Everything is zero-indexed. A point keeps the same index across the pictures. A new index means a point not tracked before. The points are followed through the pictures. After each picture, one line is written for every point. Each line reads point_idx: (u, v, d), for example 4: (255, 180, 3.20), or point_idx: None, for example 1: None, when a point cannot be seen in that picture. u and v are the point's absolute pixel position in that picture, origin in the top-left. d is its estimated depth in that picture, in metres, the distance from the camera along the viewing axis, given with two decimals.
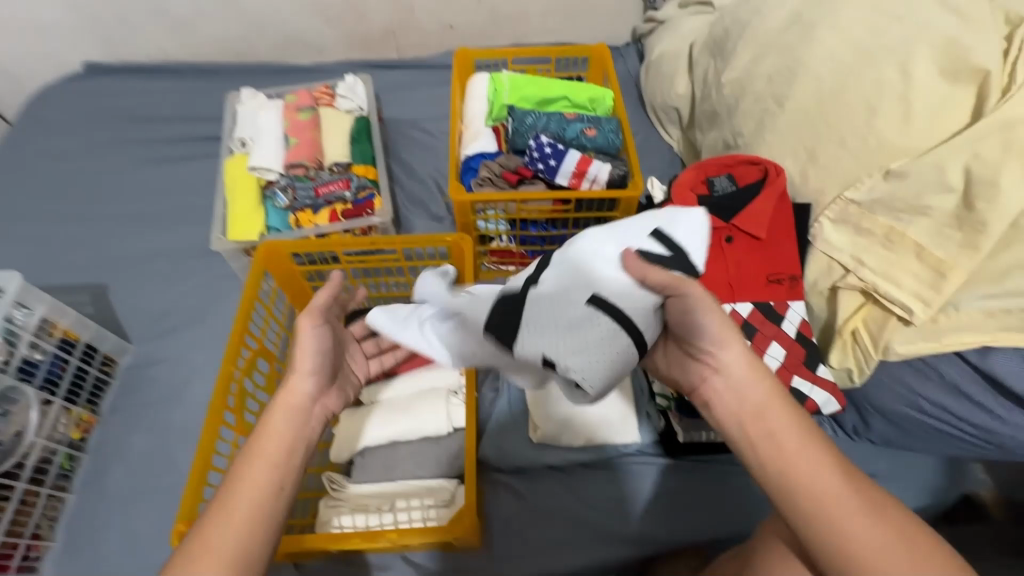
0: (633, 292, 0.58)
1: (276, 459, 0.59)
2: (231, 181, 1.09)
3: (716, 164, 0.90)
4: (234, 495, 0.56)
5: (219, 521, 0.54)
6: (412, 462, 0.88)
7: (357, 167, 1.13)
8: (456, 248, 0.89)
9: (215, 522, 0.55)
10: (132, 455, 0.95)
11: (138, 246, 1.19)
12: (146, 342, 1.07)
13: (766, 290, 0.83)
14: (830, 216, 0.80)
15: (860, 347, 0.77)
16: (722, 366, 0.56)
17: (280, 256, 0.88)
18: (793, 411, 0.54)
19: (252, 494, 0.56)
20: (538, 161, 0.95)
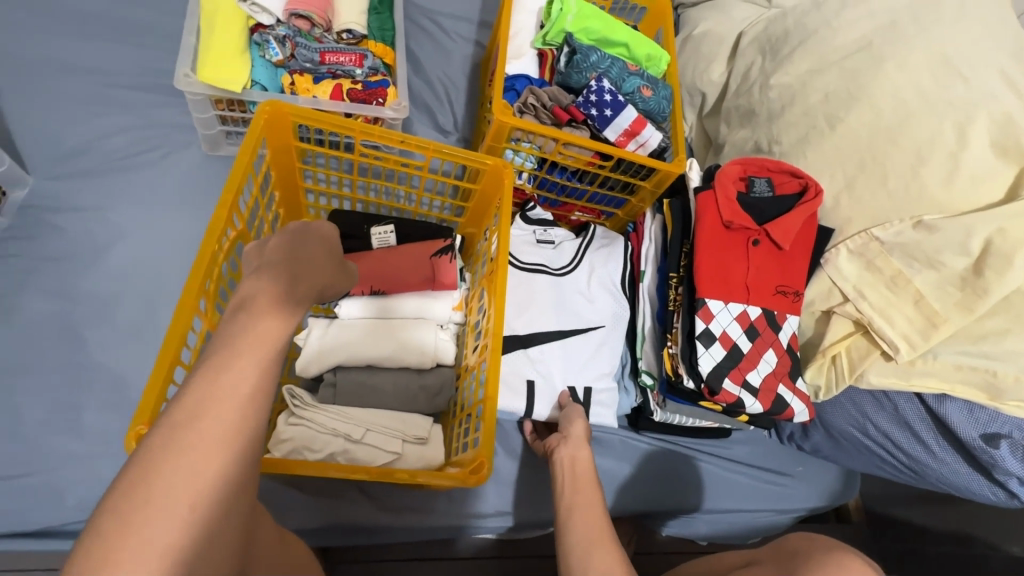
0: (567, 361, 0.89)
1: (269, 371, 0.43)
2: (210, 9, 0.86)
3: (759, 165, 0.90)
4: (212, 406, 0.39)
5: (182, 445, 0.37)
6: (385, 392, 0.80)
7: (374, 44, 0.95)
8: (493, 173, 0.79)
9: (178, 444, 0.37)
10: (24, 317, 0.75)
11: (48, 48, 0.90)
12: (52, 179, 0.83)
13: (773, 299, 0.86)
14: (849, 247, 0.85)
15: (836, 369, 0.85)
16: (568, 436, 0.78)
17: (284, 123, 0.71)
18: (594, 503, 0.67)
19: (237, 417, 0.39)
20: (592, 106, 0.88)
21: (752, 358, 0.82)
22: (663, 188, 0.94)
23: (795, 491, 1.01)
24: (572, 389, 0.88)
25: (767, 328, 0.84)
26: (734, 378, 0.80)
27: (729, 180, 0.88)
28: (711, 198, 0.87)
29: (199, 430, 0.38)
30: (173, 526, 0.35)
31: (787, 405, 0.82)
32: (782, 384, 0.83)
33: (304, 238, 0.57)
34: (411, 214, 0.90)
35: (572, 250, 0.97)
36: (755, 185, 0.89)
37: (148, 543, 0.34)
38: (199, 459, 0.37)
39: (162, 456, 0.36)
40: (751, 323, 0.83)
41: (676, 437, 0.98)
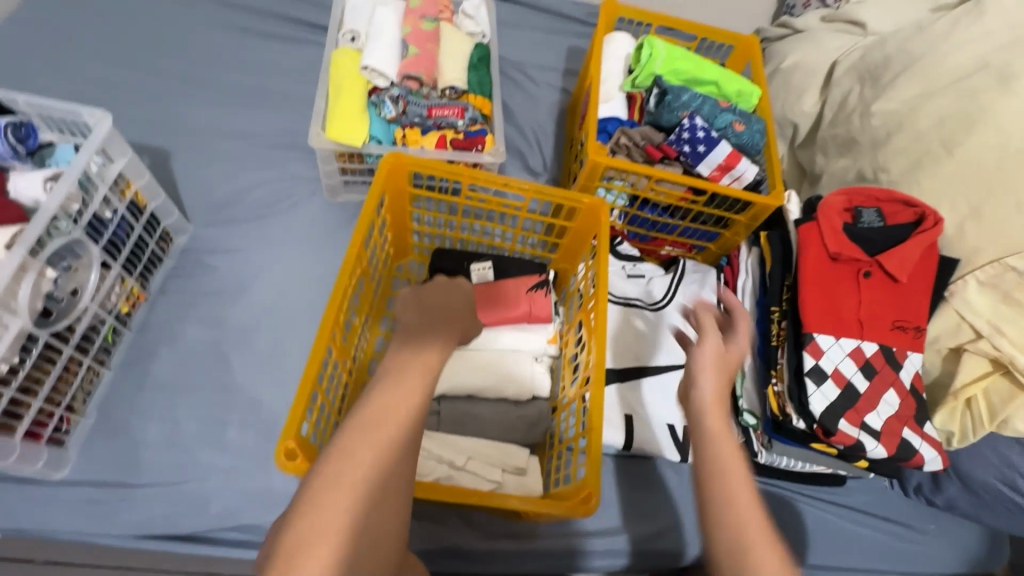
0: (660, 398, 0.89)
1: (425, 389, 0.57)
2: (336, 77, 0.99)
3: (865, 195, 0.86)
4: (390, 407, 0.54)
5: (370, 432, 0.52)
6: (485, 420, 0.84)
7: (473, 97, 1.04)
8: (589, 212, 0.82)
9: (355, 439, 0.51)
10: (181, 345, 0.86)
11: (206, 117, 1.07)
12: (207, 227, 0.97)
13: (891, 335, 0.80)
14: (979, 277, 0.78)
15: (972, 415, 0.77)
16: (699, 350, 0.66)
17: (402, 172, 0.79)
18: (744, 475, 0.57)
19: (406, 417, 0.54)
20: (684, 142, 0.89)
21: (870, 399, 0.76)
22: (759, 221, 0.93)
23: (925, 550, 0.90)
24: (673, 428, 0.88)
25: (886, 366, 0.79)
26: (851, 420, 0.75)
27: (833, 211, 0.85)
28: (815, 230, 0.84)
29: (384, 424, 0.53)
30: (353, 495, 0.48)
31: (916, 451, 0.75)
32: (907, 428, 0.76)
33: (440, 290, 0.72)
34: (506, 251, 0.95)
35: (665, 287, 0.98)
36: (863, 215, 0.85)
37: (336, 506, 0.48)
38: (371, 451, 0.51)
39: (356, 436, 0.51)
40: (867, 360, 0.77)
41: (782, 483, 0.92)
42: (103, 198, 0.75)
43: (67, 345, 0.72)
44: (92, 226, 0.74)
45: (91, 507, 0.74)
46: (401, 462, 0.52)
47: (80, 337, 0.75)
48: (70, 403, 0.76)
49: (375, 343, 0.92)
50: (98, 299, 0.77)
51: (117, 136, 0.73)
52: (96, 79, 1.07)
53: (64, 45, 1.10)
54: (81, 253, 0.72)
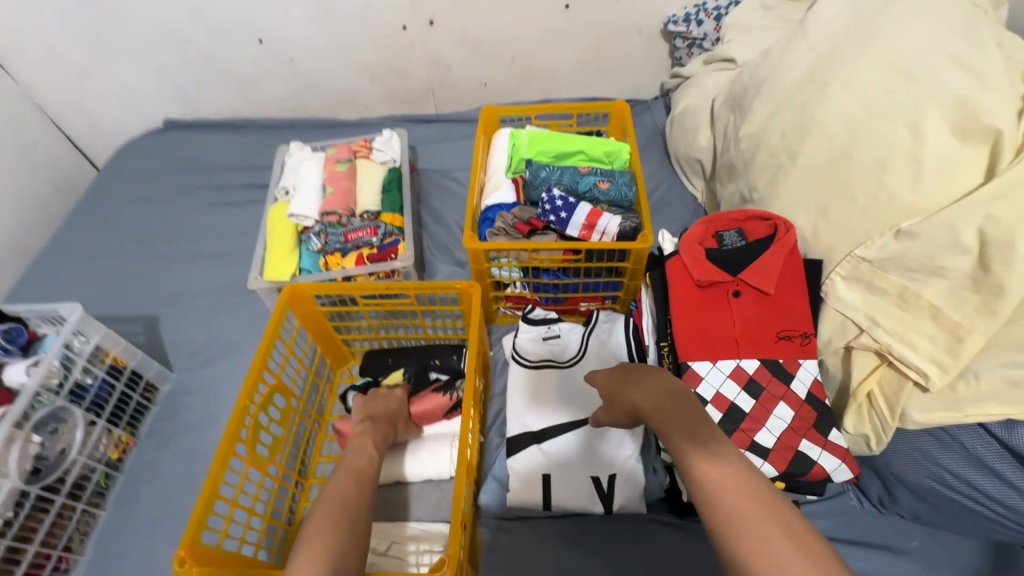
0: (577, 454, 0.90)
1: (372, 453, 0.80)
2: (272, 227, 1.19)
3: (726, 219, 0.90)
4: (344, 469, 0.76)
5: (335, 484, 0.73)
6: (412, 502, 0.90)
7: (386, 215, 1.20)
8: (465, 294, 0.92)
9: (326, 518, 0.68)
10: (162, 477, 1.01)
11: (188, 281, 1.30)
12: (186, 371, 1.15)
13: (776, 348, 0.80)
14: (841, 274, 0.78)
15: (876, 413, 0.73)
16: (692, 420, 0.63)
17: (303, 297, 0.94)
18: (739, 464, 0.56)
19: (359, 469, 0.76)
20: (549, 213, 0.98)
21: (758, 416, 0.77)
22: (642, 263, 0.98)
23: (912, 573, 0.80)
24: (597, 479, 0.88)
25: (773, 380, 0.78)
26: (740, 441, 0.76)
27: (694, 241, 0.89)
28: (680, 264, 0.88)
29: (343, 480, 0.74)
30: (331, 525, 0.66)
31: (815, 463, 0.74)
32: (804, 440, 0.75)
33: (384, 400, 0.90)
34: (422, 341, 1.06)
35: (577, 342, 1.02)
36: (726, 238, 0.89)
37: (323, 531, 0.65)
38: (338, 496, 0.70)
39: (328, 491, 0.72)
40: (748, 378, 0.78)
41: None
42: (84, 368, 0.95)
43: (59, 494, 0.89)
44: (75, 393, 0.93)
45: None
46: (358, 526, 0.68)
47: (72, 486, 0.92)
48: (68, 544, 0.91)
49: (323, 446, 1.00)
50: (86, 451, 0.94)
51: (88, 319, 0.94)
52: (109, 270, 1.36)
53: (89, 251, 1.41)
54: (66, 417, 0.90)
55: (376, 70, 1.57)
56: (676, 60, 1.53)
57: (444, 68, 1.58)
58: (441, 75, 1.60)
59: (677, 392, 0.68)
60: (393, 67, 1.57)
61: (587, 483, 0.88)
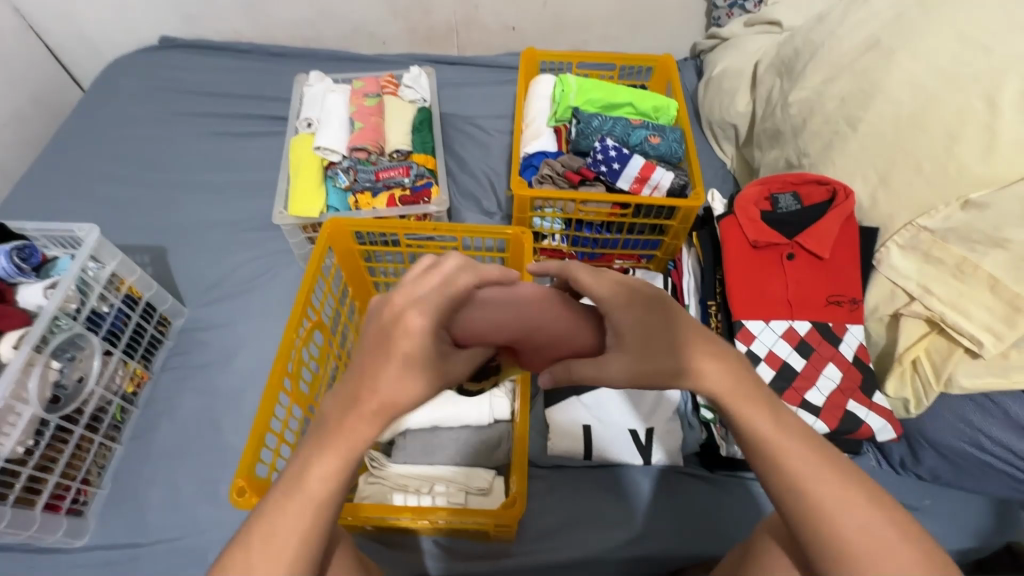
0: (617, 409, 0.91)
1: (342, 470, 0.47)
2: (296, 160, 1.13)
3: (781, 181, 0.91)
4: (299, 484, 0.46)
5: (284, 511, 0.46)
6: (450, 447, 0.89)
7: (417, 156, 1.15)
8: (515, 241, 0.90)
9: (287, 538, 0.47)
10: (180, 413, 0.97)
11: (195, 213, 1.22)
12: (199, 307, 1.10)
13: (825, 312, 0.82)
14: (898, 242, 0.79)
15: (920, 377, 0.76)
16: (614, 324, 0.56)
17: (343, 232, 0.89)
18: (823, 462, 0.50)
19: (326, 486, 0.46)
20: (601, 163, 0.96)
21: (809, 376, 0.79)
22: (689, 223, 0.97)
23: (928, 528, 0.85)
24: (635, 432, 0.90)
25: (822, 342, 0.80)
26: (791, 399, 0.78)
27: (750, 202, 0.89)
28: (735, 224, 0.88)
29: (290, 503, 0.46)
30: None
31: (863, 422, 0.77)
32: (851, 400, 0.78)
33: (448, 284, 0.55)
34: None
35: None
36: (781, 201, 0.90)
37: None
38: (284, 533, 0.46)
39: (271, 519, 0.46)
40: (801, 339, 0.80)
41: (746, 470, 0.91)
42: (100, 296, 0.89)
43: (77, 425, 0.85)
44: (91, 320, 0.87)
45: (106, 568, 0.84)
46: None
47: (89, 417, 0.88)
48: (86, 476, 0.87)
49: None
50: (103, 383, 0.89)
51: (105, 243, 0.88)
52: (105, 196, 1.26)
53: (80, 174, 1.30)
54: (84, 345, 0.85)
55: (398, 2, 1.47)
56: (713, 21, 1.49)
57: (472, 7, 1.49)
58: (467, 14, 1.51)
59: (652, 304, 0.56)
60: (417, 1, 1.47)
61: (626, 437, 0.90)
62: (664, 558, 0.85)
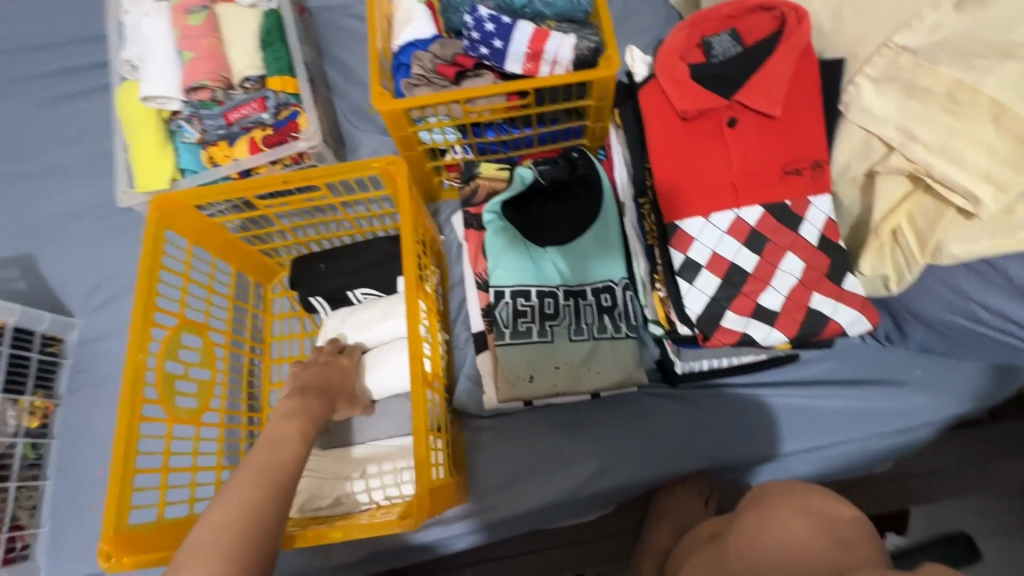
0: (574, 345, 0.78)
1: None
2: (127, 117, 0.91)
3: (716, 17, 0.67)
4: None
5: None
6: (381, 419, 0.80)
7: (272, 80, 0.91)
8: (387, 175, 0.71)
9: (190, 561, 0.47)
10: (100, 435, 0.90)
11: (50, 206, 1.03)
12: (90, 316, 0.97)
13: (781, 187, 0.64)
14: (870, 74, 0.59)
15: (901, 249, 0.60)
16: None
17: (180, 210, 0.72)
18: None
19: None
20: (479, 45, 0.73)
21: (762, 275, 0.64)
22: (609, 98, 0.76)
23: (913, 399, 0.77)
24: (596, 367, 0.77)
25: (778, 229, 0.64)
26: (742, 308, 0.63)
27: (674, 56, 0.67)
28: (659, 91, 0.67)
29: None
30: None
31: (829, 319, 0.63)
32: (817, 294, 0.63)
33: (352, 358, 0.78)
34: (362, 235, 0.90)
35: (550, 203, 0.85)
36: (715, 45, 0.67)
37: None
38: None
39: None
40: (749, 231, 0.63)
41: (751, 377, 0.80)
42: None
43: None
44: None
45: None
46: None
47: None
48: (15, 523, 0.82)
49: (270, 373, 0.90)
50: None
51: None
52: None
53: None
54: None
55: None
56: None
57: None
58: None
59: None
60: None
61: (585, 378, 0.77)
62: (630, 485, 0.79)
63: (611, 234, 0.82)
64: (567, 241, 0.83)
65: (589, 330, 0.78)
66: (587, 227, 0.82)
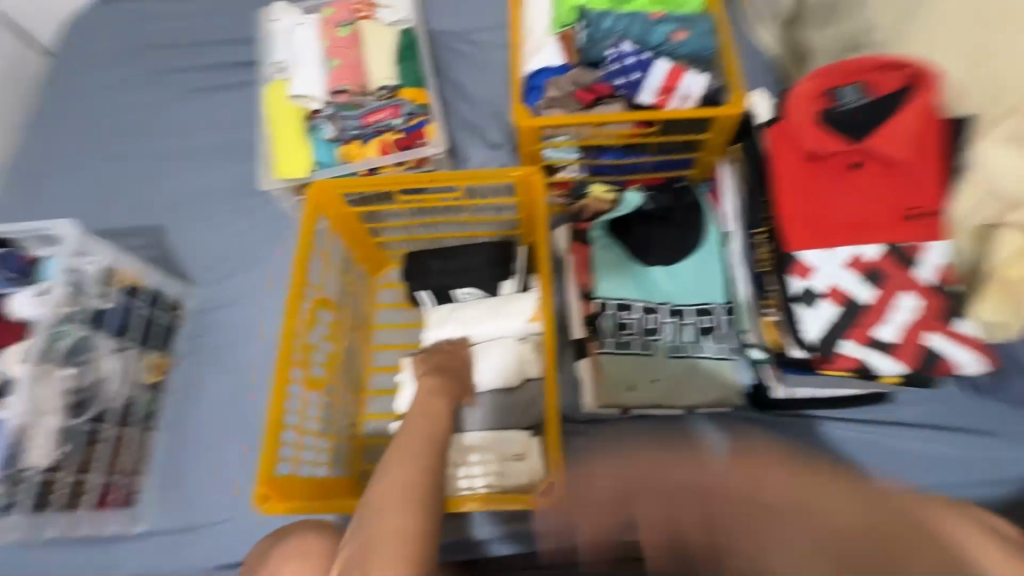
0: (672, 360, 0.82)
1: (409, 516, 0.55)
2: (273, 113, 1.01)
3: (847, 70, 0.72)
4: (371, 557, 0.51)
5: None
6: (481, 411, 0.85)
7: (406, 90, 1.00)
8: (524, 183, 0.78)
9: (385, 507, 0.55)
10: (207, 397, 0.96)
11: (183, 185, 1.13)
12: (208, 287, 1.05)
13: (899, 229, 0.69)
14: (1000, 132, 0.63)
15: (1018, 298, 0.62)
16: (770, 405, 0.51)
17: (331, 196, 0.80)
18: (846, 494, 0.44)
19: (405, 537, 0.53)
20: (617, 76, 0.81)
21: (880, 310, 0.69)
22: (728, 135, 0.82)
23: (1006, 451, 0.78)
24: (696, 384, 0.81)
25: (897, 269, 0.69)
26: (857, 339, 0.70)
27: (805, 100, 0.72)
28: (785, 130, 0.73)
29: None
30: None
31: (944, 357, 0.67)
32: (932, 332, 0.68)
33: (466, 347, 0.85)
34: (474, 238, 0.97)
35: (655, 222, 0.89)
36: (843, 96, 0.73)
37: None
38: None
39: None
40: (870, 269, 0.69)
41: (842, 412, 0.82)
42: (98, 294, 0.87)
43: (106, 424, 0.87)
44: (95, 320, 0.86)
45: (165, 550, 0.87)
46: None
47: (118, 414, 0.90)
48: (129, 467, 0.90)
49: (372, 358, 0.95)
50: (124, 379, 0.90)
51: (87, 239, 0.84)
52: (82, 176, 1.15)
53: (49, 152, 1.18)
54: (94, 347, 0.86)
55: None
56: None
57: None
58: None
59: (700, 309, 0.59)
60: None
61: (684, 392, 0.81)
62: None
63: (714, 259, 0.86)
64: (671, 262, 0.87)
65: (689, 348, 0.83)
66: (691, 249, 0.87)
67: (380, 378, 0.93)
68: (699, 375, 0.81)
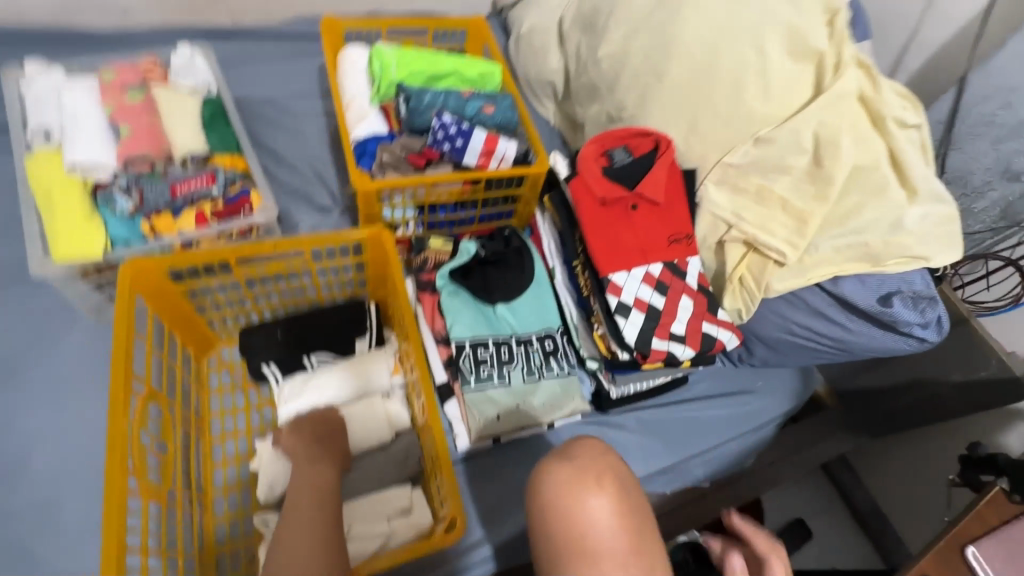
0: (527, 385, 0.92)
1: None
2: (40, 187, 0.84)
3: (613, 137, 0.96)
4: None
5: None
6: (356, 477, 0.81)
7: (220, 158, 0.95)
8: (372, 241, 0.83)
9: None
10: None
11: None
12: None
13: (670, 250, 0.91)
14: (713, 180, 0.92)
15: (746, 290, 0.91)
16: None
17: (151, 272, 0.73)
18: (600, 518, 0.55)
19: None
20: (443, 142, 0.92)
21: (671, 310, 0.89)
22: (538, 189, 0.99)
23: (759, 402, 1.07)
24: (550, 402, 0.92)
25: (673, 278, 0.90)
26: (661, 335, 0.87)
27: (590, 160, 0.93)
28: (581, 183, 0.92)
29: None
30: None
31: (715, 338, 0.89)
32: (705, 322, 0.89)
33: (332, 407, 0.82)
34: (319, 302, 0.94)
35: (492, 264, 0.99)
36: (615, 156, 0.96)
37: None
38: None
39: None
40: (657, 280, 0.88)
41: (656, 400, 1.03)
42: None
43: None
44: None
45: None
46: None
47: None
48: None
49: (213, 451, 0.84)
50: None
51: None
52: None
53: None
54: None
55: None
56: None
57: None
58: None
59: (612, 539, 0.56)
60: None
61: (541, 411, 0.91)
62: None
63: (546, 291, 1.01)
64: (512, 298, 0.98)
65: (540, 371, 0.94)
66: (527, 284, 0.99)
67: (235, 469, 0.84)
68: (552, 394, 0.93)
